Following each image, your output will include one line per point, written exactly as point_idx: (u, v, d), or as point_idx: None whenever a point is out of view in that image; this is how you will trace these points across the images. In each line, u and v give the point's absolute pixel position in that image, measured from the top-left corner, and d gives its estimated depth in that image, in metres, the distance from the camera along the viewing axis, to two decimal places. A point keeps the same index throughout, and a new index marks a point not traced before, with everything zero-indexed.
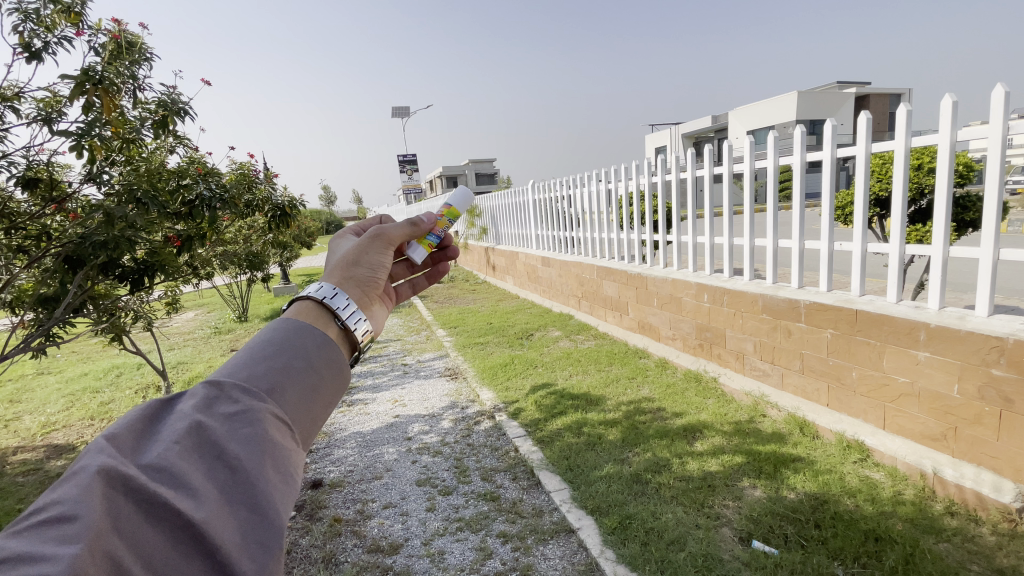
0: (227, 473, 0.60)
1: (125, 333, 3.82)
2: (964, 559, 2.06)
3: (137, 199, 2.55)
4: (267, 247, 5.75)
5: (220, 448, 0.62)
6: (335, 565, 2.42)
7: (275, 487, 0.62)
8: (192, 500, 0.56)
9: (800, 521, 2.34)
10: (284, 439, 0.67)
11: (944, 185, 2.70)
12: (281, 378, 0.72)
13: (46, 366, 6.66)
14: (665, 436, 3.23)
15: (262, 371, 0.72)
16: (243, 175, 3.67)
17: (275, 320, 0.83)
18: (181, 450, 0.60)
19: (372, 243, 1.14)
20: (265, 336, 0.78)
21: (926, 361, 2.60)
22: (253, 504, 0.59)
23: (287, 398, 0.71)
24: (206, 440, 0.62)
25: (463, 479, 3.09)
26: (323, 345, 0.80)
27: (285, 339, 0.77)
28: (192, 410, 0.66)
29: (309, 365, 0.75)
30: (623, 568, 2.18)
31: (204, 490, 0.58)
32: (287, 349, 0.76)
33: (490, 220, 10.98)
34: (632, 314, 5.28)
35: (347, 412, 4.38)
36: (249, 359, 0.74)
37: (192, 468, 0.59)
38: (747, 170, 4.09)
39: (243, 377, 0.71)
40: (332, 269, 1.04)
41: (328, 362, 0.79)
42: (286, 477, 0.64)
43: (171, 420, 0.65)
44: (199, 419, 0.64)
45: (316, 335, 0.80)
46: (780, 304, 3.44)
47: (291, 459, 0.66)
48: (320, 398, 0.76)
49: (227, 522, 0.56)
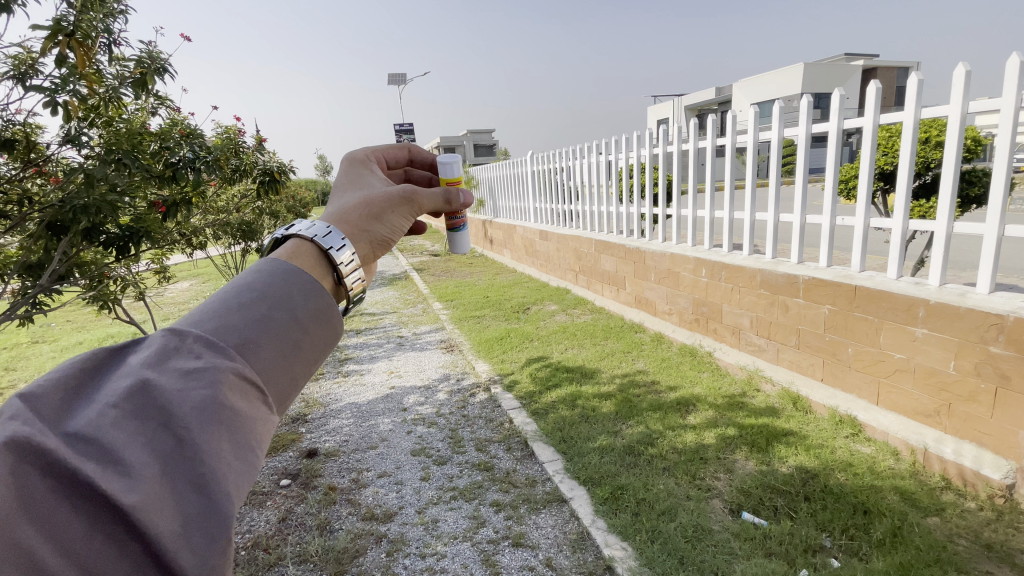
0: (172, 445, 0.57)
1: (116, 302, 3.77)
2: (952, 532, 2.09)
3: (118, 160, 2.46)
4: (260, 216, 5.67)
5: (168, 415, 0.58)
6: (330, 532, 2.44)
7: (228, 464, 0.58)
8: (126, 480, 0.53)
9: (790, 494, 2.36)
10: (248, 406, 0.63)
11: (952, 158, 2.63)
12: (253, 333, 0.67)
13: (41, 335, 6.62)
14: (658, 409, 3.24)
15: (231, 324, 0.67)
16: (229, 138, 3.53)
17: (260, 263, 0.77)
18: (118, 418, 0.56)
19: (399, 203, 1.08)
20: (247, 279, 0.73)
21: (924, 337, 2.58)
22: (198, 484, 0.55)
23: (257, 356, 0.66)
24: (151, 404, 0.58)
25: (458, 449, 3.11)
26: (308, 296, 0.74)
27: (267, 285, 0.72)
28: (141, 366, 0.61)
29: (292, 319, 0.70)
30: (614, 537, 2.21)
31: (142, 466, 0.54)
32: (268, 298, 0.70)
33: (488, 191, 10.84)
34: (629, 289, 5.25)
35: (342, 383, 4.39)
36: (219, 307, 0.69)
37: (130, 439, 0.55)
38: (749, 142, 3.98)
39: (210, 330, 0.65)
40: (350, 212, 0.97)
41: (314, 314, 0.73)
42: (244, 449, 0.60)
43: (118, 377, 0.61)
44: (147, 378, 0.59)
45: (304, 284, 0.75)
46: (778, 279, 3.41)
47: (253, 429, 0.62)
48: (299, 355, 0.71)
49: (165, 504, 0.53)
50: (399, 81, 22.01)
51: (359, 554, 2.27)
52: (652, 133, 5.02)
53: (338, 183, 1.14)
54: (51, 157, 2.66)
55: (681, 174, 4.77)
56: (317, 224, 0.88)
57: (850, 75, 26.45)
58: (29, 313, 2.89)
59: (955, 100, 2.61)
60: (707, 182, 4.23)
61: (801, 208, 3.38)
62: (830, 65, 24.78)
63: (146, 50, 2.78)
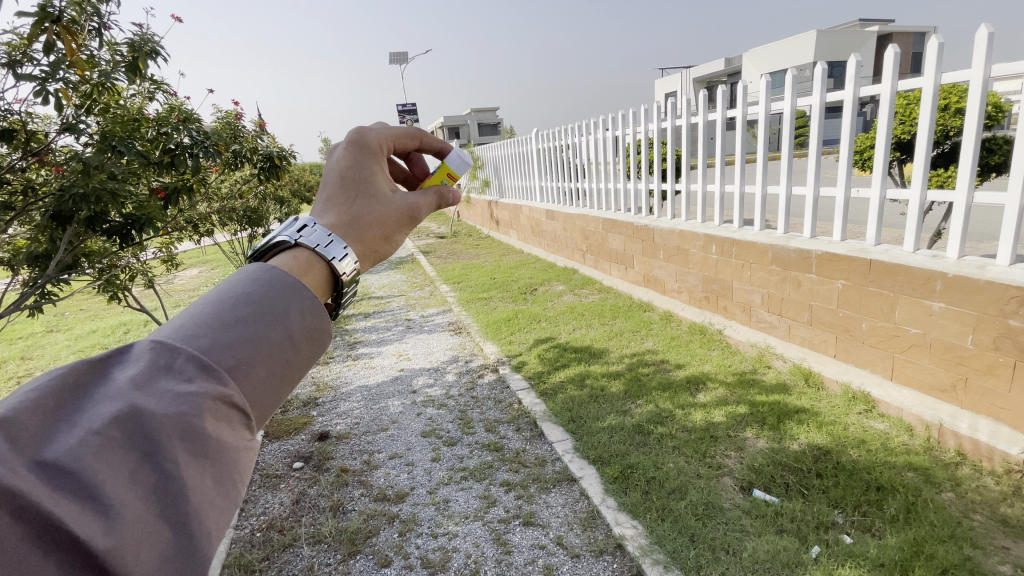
0: (157, 478, 0.52)
1: (124, 291, 3.78)
2: (967, 508, 2.06)
3: (114, 147, 2.44)
4: (264, 201, 5.65)
5: (154, 444, 0.52)
6: (343, 513, 2.47)
7: (210, 503, 0.53)
8: (103, 521, 0.47)
9: (801, 471, 2.34)
10: (232, 434, 0.58)
11: (973, 125, 2.52)
12: (248, 353, 0.61)
13: (55, 324, 6.73)
14: (668, 388, 3.23)
15: (225, 341, 0.61)
16: (226, 121, 3.48)
17: (254, 269, 0.71)
18: (100, 447, 0.50)
19: (408, 221, 1.05)
20: (244, 288, 0.66)
21: (941, 312, 2.52)
22: (180, 523, 0.51)
23: (250, 379, 0.61)
24: (138, 431, 0.53)
25: (468, 430, 3.12)
26: (308, 311, 0.68)
27: (264, 296, 0.66)
28: (128, 387, 0.56)
29: (287, 337, 0.64)
30: (624, 515, 2.21)
31: (121, 505, 0.49)
32: (265, 312, 0.64)
33: (493, 171, 10.72)
34: (637, 267, 5.20)
35: (352, 366, 4.41)
36: (212, 320, 0.62)
37: (111, 473, 0.50)
38: (761, 113, 3.85)
39: (203, 347, 0.60)
40: (366, 230, 0.93)
41: (310, 331, 0.67)
42: (228, 485, 0.55)
43: (102, 399, 0.55)
44: (135, 402, 0.54)
45: (302, 299, 0.68)
46: (791, 254, 3.34)
47: (241, 462, 0.57)
48: (291, 373, 0.66)
49: (143, 547, 0.48)
50: (400, 61, 21.66)
51: (372, 535, 2.30)
52: (659, 107, 4.88)
53: (343, 169, 1.01)
54: (49, 146, 2.62)
55: (690, 149, 4.65)
56: (323, 229, 0.84)
57: (864, 41, 25.55)
58: (39, 303, 2.90)
59: (977, 64, 2.49)
60: (717, 156, 4.11)
61: (814, 180, 3.28)
62: (843, 33, 24.00)
63: (138, 34, 2.72)
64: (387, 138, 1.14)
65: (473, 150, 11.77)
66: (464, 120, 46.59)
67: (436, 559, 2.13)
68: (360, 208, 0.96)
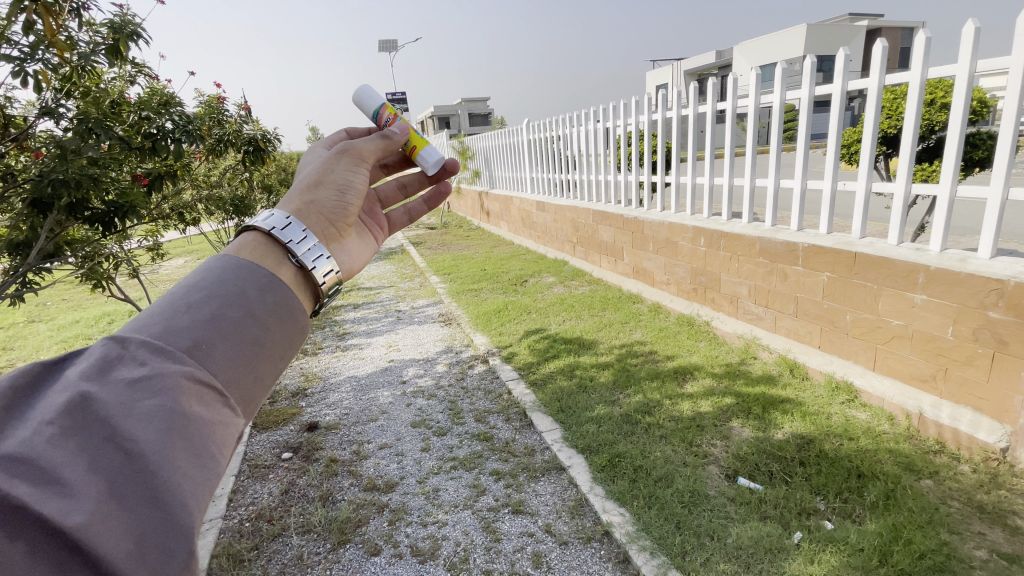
0: (120, 458, 0.54)
1: (109, 280, 3.71)
2: (944, 495, 2.11)
3: (94, 131, 2.38)
4: (253, 190, 5.58)
5: (111, 427, 0.55)
6: (333, 503, 2.47)
7: (186, 473, 0.56)
8: (67, 502, 0.50)
9: (785, 459, 2.39)
10: (207, 409, 0.61)
11: (958, 120, 2.56)
12: (206, 333, 0.66)
13: (37, 314, 6.59)
14: (656, 378, 3.26)
15: (181, 326, 0.65)
16: (210, 106, 3.40)
17: (213, 259, 0.78)
18: (54, 436, 0.53)
19: (340, 165, 1.14)
20: (196, 278, 0.72)
21: (922, 303, 2.57)
22: (153, 497, 0.53)
23: (212, 357, 0.65)
24: (92, 417, 0.56)
25: (458, 420, 3.13)
26: (265, 288, 0.74)
27: (217, 282, 0.71)
28: (79, 379, 0.59)
29: (247, 314, 0.70)
30: (611, 503, 2.24)
31: (84, 486, 0.52)
32: (219, 296, 0.70)
33: (484, 162, 10.67)
34: (626, 259, 5.22)
35: (341, 357, 4.39)
36: (166, 310, 0.67)
37: (68, 458, 0.52)
38: (751, 107, 3.86)
39: (157, 334, 0.64)
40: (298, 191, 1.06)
41: (271, 308, 0.73)
42: (204, 458, 0.59)
43: (53, 394, 0.58)
44: (86, 391, 0.57)
45: (258, 279, 0.75)
46: (777, 247, 3.38)
47: (214, 435, 0.61)
48: (260, 350, 0.71)
49: (117, 522, 0.51)
50: (390, 49, 21.38)
51: (362, 524, 2.31)
52: (650, 98, 4.87)
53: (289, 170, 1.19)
54: (27, 131, 2.55)
55: (680, 141, 4.65)
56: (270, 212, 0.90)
57: (854, 35, 25.68)
58: (19, 292, 2.83)
59: (963, 59, 2.52)
60: (707, 149, 4.12)
61: (802, 173, 3.30)
62: (832, 28, 24.14)
63: (119, 15, 2.64)
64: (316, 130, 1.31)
65: (463, 141, 11.70)
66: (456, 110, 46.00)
67: (425, 547, 2.15)
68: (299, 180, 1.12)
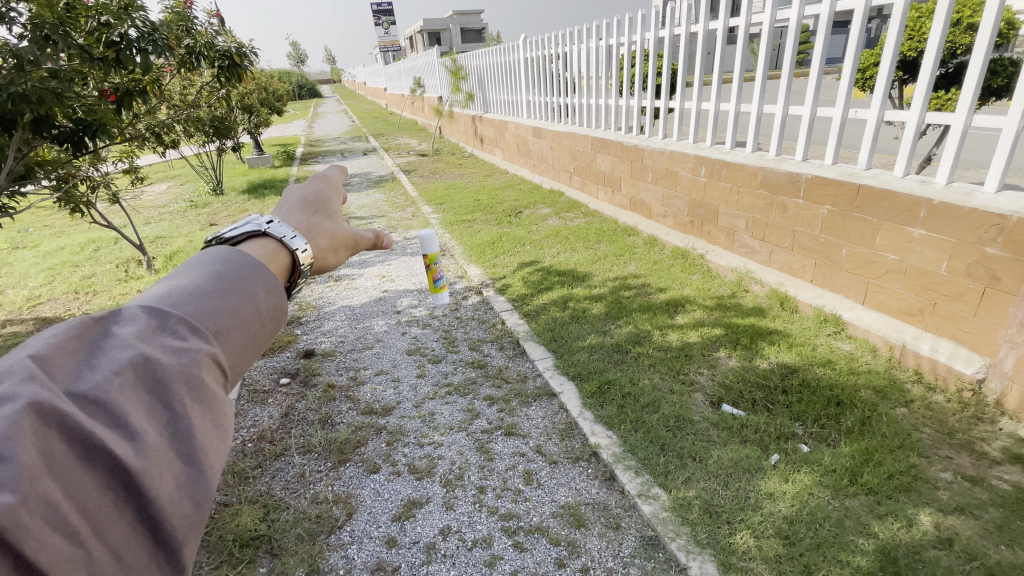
0: (167, 415, 0.51)
1: (88, 206, 3.57)
2: (918, 421, 2.21)
3: (50, 39, 2.16)
4: (233, 112, 5.27)
5: (164, 382, 0.51)
6: (332, 425, 2.56)
7: (216, 442, 0.52)
8: (130, 444, 0.46)
9: (768, 388, 2.48)
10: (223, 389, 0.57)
11: (986, 41, 2.39)
12: (226, 322, 0.60)
13: (20, 241, 6.44)
14: (648, 310, 3.29)
15: (208, 308, 0.60)
16: (177, 13, 3.11)
17: (212, 254, 0.69)
18: (116, 381, 0.49)
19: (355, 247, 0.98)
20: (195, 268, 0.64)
21: (920, 239, 2.56)
22: (192, 454, 0.50)
23: (230, 344, 0.60)
24: (147, 369, 0.51)
25: (452, 349, 3.19)
26: (274, 292, 0.68)
27: (227, 281, 0.65)
28: (121, 340, 0.53)
29: (257, 314, 0.64)
30: (600, 427, 2.34)
31: (146, 431, 0.48)
32: (235, 292, 0.64)
33: (478, 83, 10.08)
34: (624, 190, 5.10)
35: (334, 287, 4.37)
36: (185, 295, 0.61)
37: (131, 405, 0.49)
38: (765, 24, 3.59)
39: (186, 312, 0.58)
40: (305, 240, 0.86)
41: (275, 312, 0.67)
42: (228, 428, 0.55)
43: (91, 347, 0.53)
44: (135, 346, 0.52)
45: (265, 276, 0.68)
46: (780, 178, 3.29)
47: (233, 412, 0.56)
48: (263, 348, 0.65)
49: (165, 470, 0.47)
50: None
51: (361, 445, 2.40)
52: (658, 13, 4.51)
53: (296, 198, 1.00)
54: None
55: (687, 63, 4.37)
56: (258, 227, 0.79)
57: None
58: None
59: None
60: (714, 72, 3.89)
61: (812, 100, 3.14)
62: None
63: None
64: (348, 177, 1.16)
65: (456, 60, 10.98)
66: (448, 24, 42.75)
67: (423, 465, 2.25)
68: (307, 221, 0.93)
